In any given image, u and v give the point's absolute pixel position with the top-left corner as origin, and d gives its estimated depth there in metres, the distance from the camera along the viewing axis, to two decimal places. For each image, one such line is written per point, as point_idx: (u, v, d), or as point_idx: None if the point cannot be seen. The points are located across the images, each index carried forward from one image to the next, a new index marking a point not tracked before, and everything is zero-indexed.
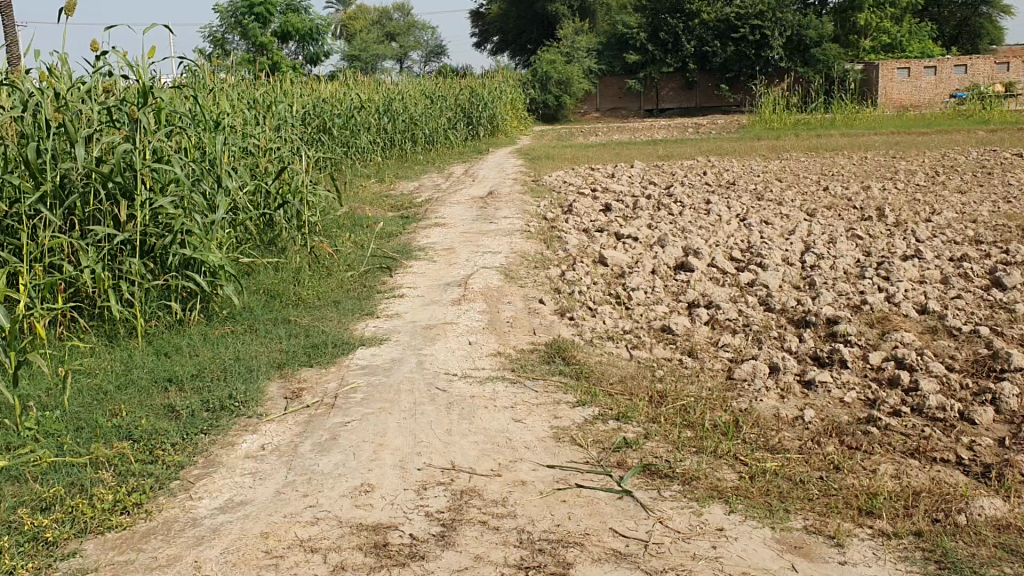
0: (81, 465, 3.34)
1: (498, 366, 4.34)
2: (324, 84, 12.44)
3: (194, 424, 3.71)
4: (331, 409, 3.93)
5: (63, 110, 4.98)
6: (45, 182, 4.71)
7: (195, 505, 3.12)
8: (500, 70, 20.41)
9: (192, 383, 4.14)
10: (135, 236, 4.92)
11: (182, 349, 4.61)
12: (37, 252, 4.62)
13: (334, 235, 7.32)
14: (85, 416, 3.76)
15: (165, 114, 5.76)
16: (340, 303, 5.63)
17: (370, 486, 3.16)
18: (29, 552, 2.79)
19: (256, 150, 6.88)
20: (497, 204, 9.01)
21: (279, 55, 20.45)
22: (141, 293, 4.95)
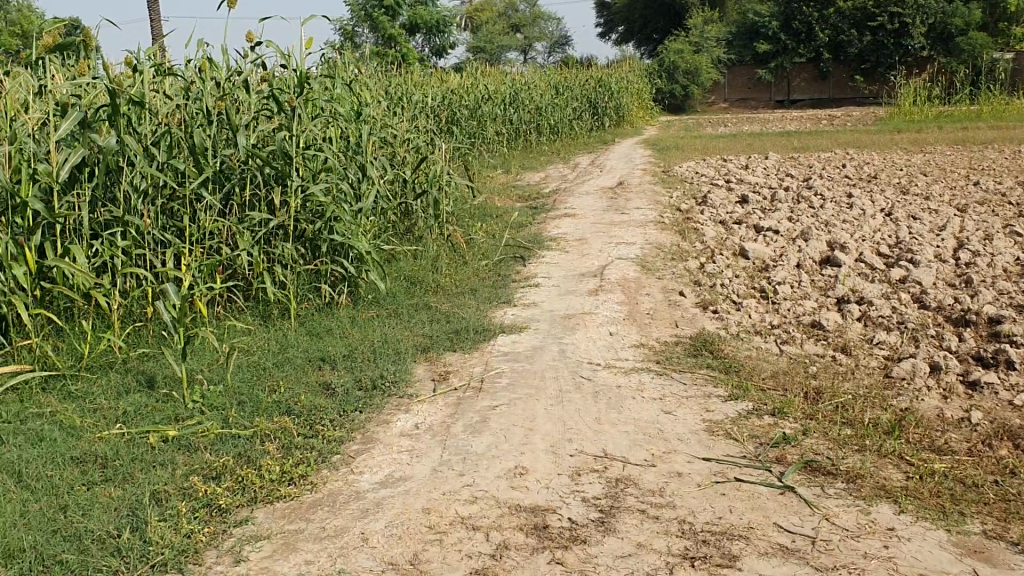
0: (247, 436, 3.49)
1: (644, 357, 4.33)
2: (455, 75, 12.62)
3: (350, 401, 3.84)
4: (479, 393, 4.00)
5: (223, 98, 5.15)
6: (206, 167, 4.87)
7: (357, 479, 3.23)
8: (625, 60, 20.29)
9: (344, 362, 4.27)
10: (289, 221, 5.09)
11: (333, 331, 4.76)
12: (200, 234, 4.80)
13: (467, 224, 7.42)
14: (247, 390, 3.92)
15: (315, 104, 5.93)
16: (478, 291, 5.71)
17: (526, 468, 3.20)
18: (204, 517, 2.94)
19: (395, 139, 7.03)
20: (628, 195, 8.96)
21: (407, 48, 20.80)
22: (293, 276, 5.12)
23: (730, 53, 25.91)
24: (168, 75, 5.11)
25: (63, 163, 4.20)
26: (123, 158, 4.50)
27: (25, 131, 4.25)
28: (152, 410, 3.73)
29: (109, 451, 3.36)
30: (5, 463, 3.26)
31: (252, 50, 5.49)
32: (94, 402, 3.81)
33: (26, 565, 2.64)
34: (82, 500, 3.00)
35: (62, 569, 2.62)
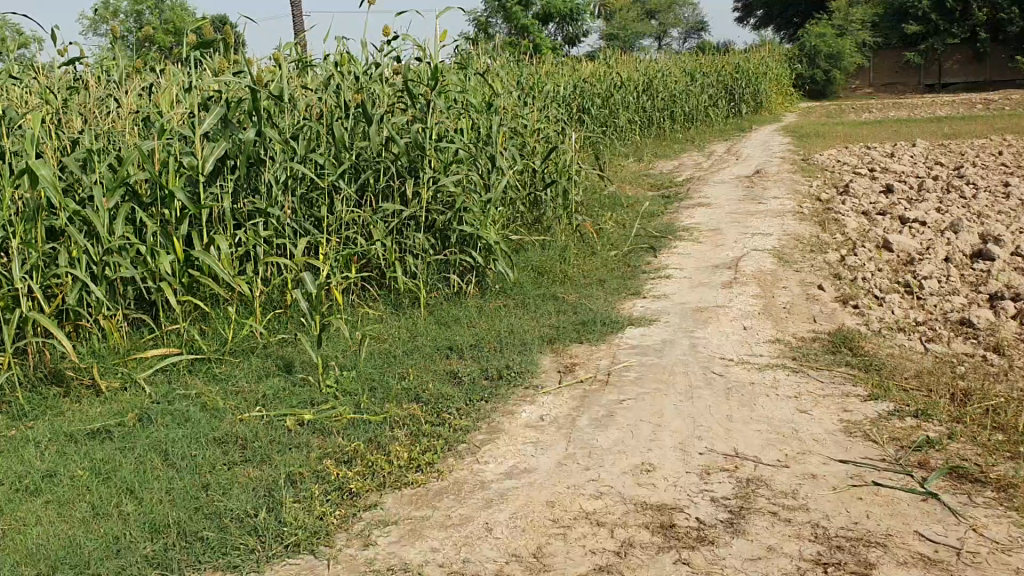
0: (377, 422, 3.57)
1: (777, 353, 4.19)
2: (588, 64, 12.56)
3: (477, 391, 3.87)
4: (606, 386, 3.96)
5: (360, 91, 5.26)
6: (343, 159, 5.00)
7: (483, 468, 3.25)
8: (764, 45, 19.73)
9: (471, 352, 4.31)
10: (420, 212, 5.16)
11: (461, 320, 4.81)
12: (336, 224, 4.92)
13: (597, 214, 7.37)
14: (377, 376, 4.00)
15: (447, 95, 5.99)
16: (607, 282, 5.66)
17: (652, 465, 3.15)
18: (336, 500, 3.02)
19: (526, 128, 7.04)
20: (765, 184, 8.71)
21: (540, 37, 20.84)
22: (424, 266, 5.20)
23: (877, 35, 24.81)
24: (307, 69, 5.26)
25: (209, 157, 4.40)
26: (264, 151, 4.66)
27: (174, 126, 4.46)
28: (289, 394, 3.86)
29: (248, 432, 3.49)
30: (154, 442, 3.44)
31: (388, 44, 5.60)
32: (235, 385, 3.97)
33: (169, 540, 2.77)
34: (222, 480, 3.13)
35: (202, 546, 2.75)
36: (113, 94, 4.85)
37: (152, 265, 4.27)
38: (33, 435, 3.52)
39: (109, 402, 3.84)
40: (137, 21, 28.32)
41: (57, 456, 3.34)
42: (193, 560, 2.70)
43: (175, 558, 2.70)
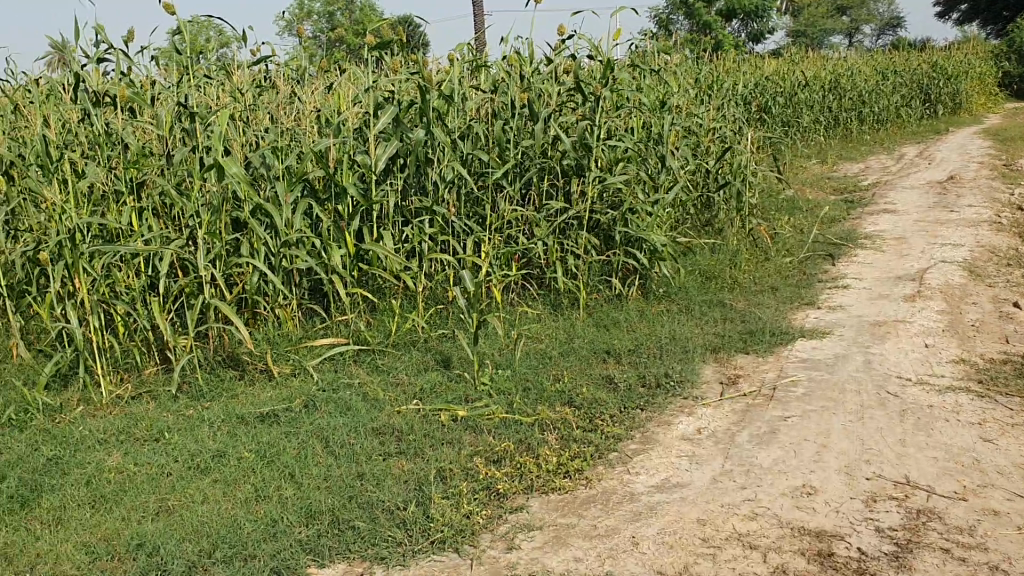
0: (529, 424, 3.55)
1: (962, 375, 3.88)
2: (770, 63, 12.12)
3: (632, 398, 3.78)
4: (769, 401, 3.78)
5: (529, 90, 5.26)
6: (510, 158, 5.01)
7: (633, 479, 3.17)
8: (967, 43, 18.47)
9: (630, 357, 4.22)
10: (585, 212, 5.11)
11: (621, 323, 4.72)
12: (499, 222, 4.94)
13: (773, 218, 7.08)
14: (532, 377, 3.98)
15: (618, 94, 5.89)
16: (779, 290, 5.42)
17: (813, 488, 2.97)
18: (483, 499, 3.02)
19: (700, 129, 6.85)
20: (960, 190, 8.12)
21: (724, 34, 20.32)
22: (586, 267, 5.15)
23: None
24: (478, 68, 5.30)
25: (381, 155, 4.51)
26: (433, 150, 4.74)
27: (349, 125, 4.61)
28: (446, 390, 3.89)
29: (404, 425, 3.55)
30: (316, 429, 3.55)
31: (561, 43, 5.57)
32: (395, 377, 4.04)
33: (322, 527, 2.85)
34: (376, 470, 3.20)
35: (352, 536, 2.81)
36: (295, 93, 5.06)
37: (323, 257, 4.42)
38: (208, 415, 3.70)
39: (279, 387, 3.98)
40: (331, 23, 29.74)
41: (227, 437, 3.50)
42: (343, 548, 2.77)
43: (326, 545, 2.77)
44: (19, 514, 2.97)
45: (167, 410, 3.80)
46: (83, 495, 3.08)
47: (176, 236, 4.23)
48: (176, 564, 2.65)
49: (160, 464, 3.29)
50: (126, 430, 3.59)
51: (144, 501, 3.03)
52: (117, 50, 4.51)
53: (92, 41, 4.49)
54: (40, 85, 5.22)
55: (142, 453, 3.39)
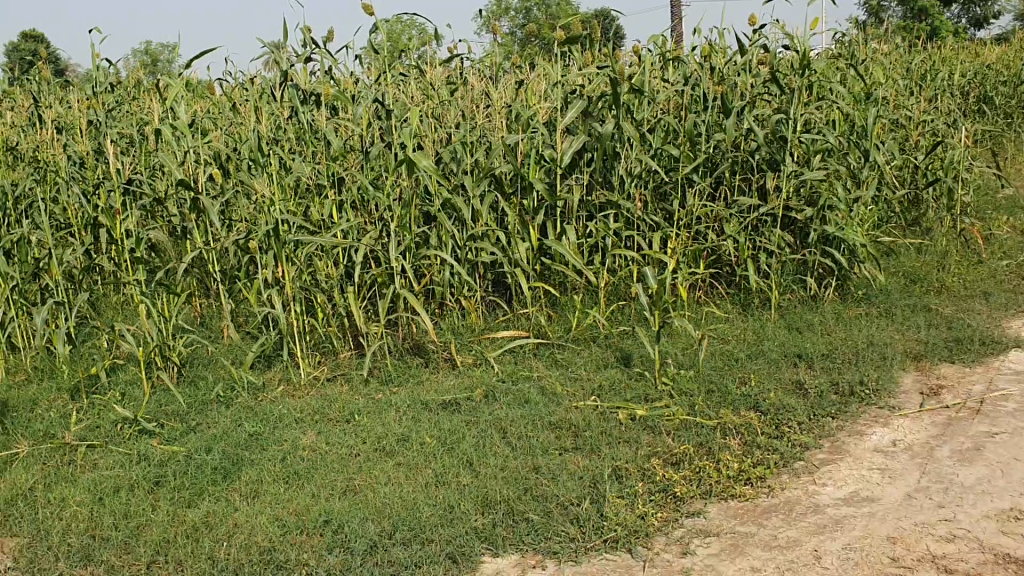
0: (711, 427, 3.45)
1: None
2: (992, 49, 11.22)
3: (823, 406, 3.61)
4: (975, 416, 3.51)
5: (722, 82, 5.11)
6: (699, 153, 4.89)
7: (819, 491, 3.02)
8: None
9: (822, 362, 4.02)
10: (778, 208, 4.92)
11: (814, 326, 4.51)
12: (688, 218, 4.83)
13: (989, 217, 6.56)
14: (717, 379, 3.86)
15: (817, 85, 5.62)
16: (993, 295, 5.01)
17: (1022, 513, 2.74)
18: (659, 502, 2.97)
19: (909, 121, 6.44)
20: None
21: (942, 20, 19.00)
22: (778, 266, 4.95)
23: None
24: (669, 61, 5.20)
25: (568, 150, 4.52)
26: (620, 144, 4.70)
27: (538, 120, 4.65)
28: (626, 387, 3.84)
29: (583, 421, 3.54)
30: (496, 419, 3.60)
31: (756, 33, 5.37)
32: (576, 371, 4.03)
33: (498, 516, 2.89)
34: (552, 464, 3.21)
35: (526, 528, 2.83)
36: (487, 89, 5.16)
37: (509, 251, 4.47)
38: (395, 400, 3.82)
39: (462, 375, 4.05)
40: (528, 19, 30.17)
41: (412, 422, 3.61)
42: (517, 539, 2.80)
43: (501, 535, 2.81)
44: (221, 485, 3.19)
45: (358, 393, 3.96)
46: (278, 470, 3.26)
47: (371, 227, 4.40)
48: (360, 541, 2.76)
49: (348, 445, 3.44)
50: (320, 411, 3.78)
51: (332, 479, 3.18)
52: (321, 50, 4.74)
53: (300, 42, 4.76)
54: (255, 84, 5.57)
55: (333, 433, 3.55)
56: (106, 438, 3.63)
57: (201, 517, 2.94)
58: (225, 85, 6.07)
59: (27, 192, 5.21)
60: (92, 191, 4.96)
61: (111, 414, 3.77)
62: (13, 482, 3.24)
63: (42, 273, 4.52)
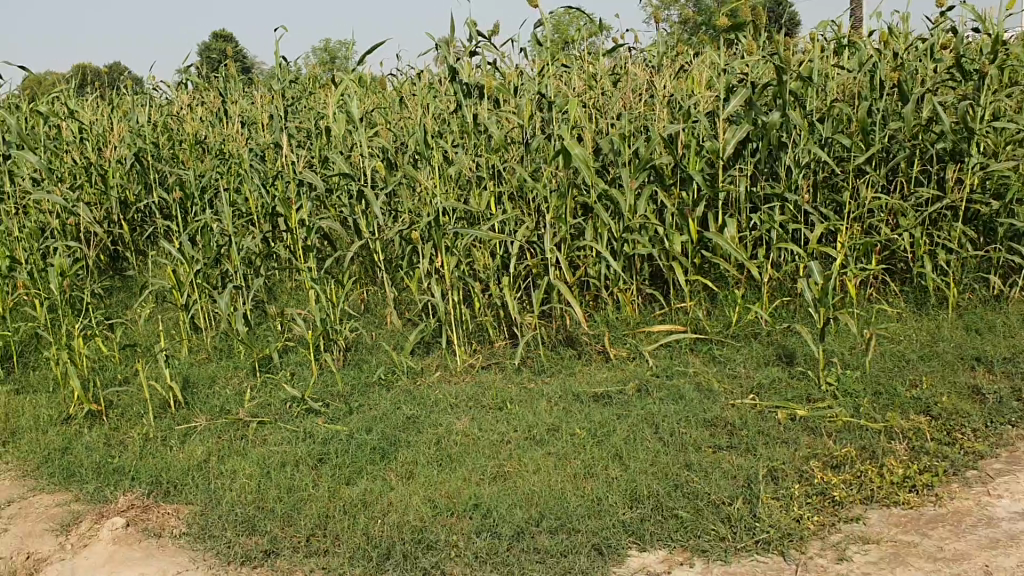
0: (876, 430, 3.29)
1: None
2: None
3: (1002, 413, 3.37)
4: None
5: (901, 68, 4.84)
6: (873, 142, 4.65)
7: (993, 502, 2.84)
8: None
9: (1003, 366, 3.75)
10: (960, 202, 4.62)
11: (996, 327, 4.21)
12: (858, 211, 4.61)
13: None
14: (885, 380, 3.67)
15: (1009, 69, 5.23)
16: None
17: None
18: (816, 505, 2.86)
19: None
20: None
21: None
22: (958, 262, 4.65)
23: None
24: (844, 47, 4.96)
25: (730, 140, 4.39)
26: (787, 135, 4.53)
27: (700, 111, 4.55)
28: (786, 387, 3.70)
29: (739, 419, 3.45)
30: (648, 413, 3.55)
31: (942, 15, 5.05)
32: (734, 368, 3.91)
33: (646, 511, 2.86)
34: (704, 462, 3.14)
35: (675, 524, 2.79)
36: (650, 79, 5.09)
37: (667, 243, 4.40)
38: (548, 390, 3.84)
39: (616, 368, 4.03)
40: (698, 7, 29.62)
41: (564, 413, 3.62)
42: (664, 535, 2.76)
43: (649, 530, 2.78)
44: (380, 464, 3.30)
45: (512, 381, 4.01)
46: (432, 454, 3.35)
47: (529, 218, 4.44)
48: (507, 527, 2.79)
49: (500, 432, 3.49)
50: (475, 397, 3.84)
51: (484, 465, 3.23)
52: (486, 43, 4.82)
53: (466, 36, 4.85)
54: (423, 78, 5.72)
55: (486, 420, 3.61)
56: (276, 415, 3.83)
57: (357, 495, 3.06)
58: (394, 80, 6.26)
59: (212, 182, 5.56)
60: (270, 182, 5.24)
61: (281, 393, 3.98)
62: (191, 454, 3.48)
63: (223, 258, 4.82)
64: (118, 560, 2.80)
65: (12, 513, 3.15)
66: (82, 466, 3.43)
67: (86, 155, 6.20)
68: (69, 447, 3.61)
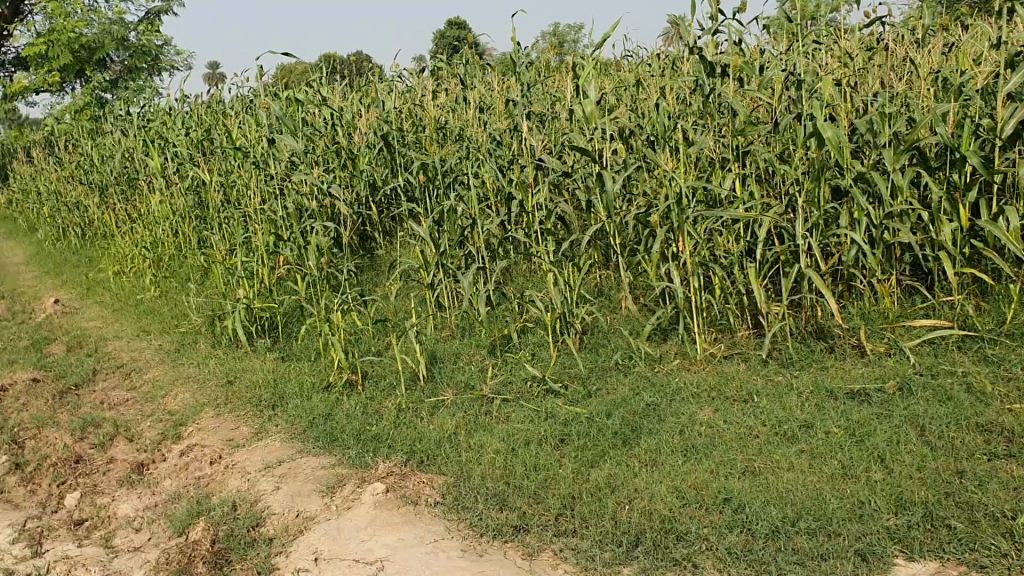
0: None
1: None
2: None
3: None
4: None
5: None
6: None
7: None
8: None
9: None
10: None
11: None
12: None
13: None
14: None
15: None
16: None
17: None
18: None
19: None
20: None
21: None
22: None
23: None
24: None
25: (1008, 118, 3.99)
26: None
27: (971, 87, 4.16)
28: None
29: (1018, 425, 3.12)
30: (912, 414, 3.30)
31: None
32: (1010, 369, 3.56)
33: (915, 518, 2.66)
34: (980, 470, 2.88)
35: (947, 535, 2.58)
36: (911, 54, 4.72)
37: (931, 231, 4.06)
38: (797, 384, 3.66)
39: (873, 364, 3.77)
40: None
41: (817, 409, 3.44)
42: (937, 546, 2.55)
43: (918, 539, 2.58)
44: (623, 450, 3.27)
45: (756, 373, 3.85)
46: (678, 443, 3.27)
47: (777, 203, 4.24)
48: (761, 524, 2.68)
49: (748, 425, 3.36)
50: (718, 387, 3.72)
51: (732, 458, 3.12)
52: (729, 21, 4.62)
53: (708, 15, 4.67)
54: (661, 59, 5.61)
55: (732, 411, 3.49)
56: (518, 394, 3.89)
57: (603, 478, 3.04)
58: (630, 62, 6.19)
59: (453, 166, 5.73)
60: (507, 165, 5.33)
61: (524, 372, 4.04)
62: (441, 427, 3.60)
63: (466, 240, 4.96)
64: (378, 523, 2.92)
65: (282, 473, 3.39)
66: (344, 432, 3.62)
67: (338, 140, 6.57)
68: (330, 414, 3.83)
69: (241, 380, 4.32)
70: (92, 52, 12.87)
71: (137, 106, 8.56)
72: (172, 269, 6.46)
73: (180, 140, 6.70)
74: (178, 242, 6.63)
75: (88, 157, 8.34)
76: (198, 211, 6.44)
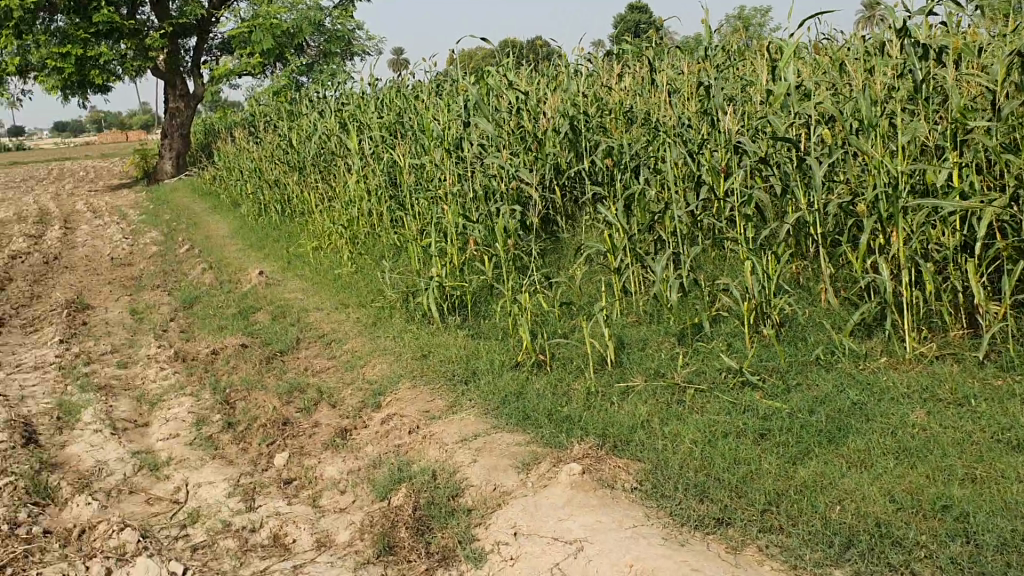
0: None
1: None
2: None
3: None
4: None
5: None
6: None
7: None
8: None
9: None
10: None
11: None
12: None
13: None
14: None
15: None
16: None
17: None
18: None
19: None
20: None
21: None
22: None
23: None
24: None
25: None
26: None
27: None
28: None
29: None
30: None
31: None
32: None
33: None
34: None
35: None
36: None
37: None
38: (1020, 388, 3.41)
39: None
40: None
41: None
42: None
43: None
44: (828, 448, 3.14)
45: (972, 375, 3.61)
46: (889, 444, 3.11)
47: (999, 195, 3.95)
48: (988, 536, 2.50)
49: (966, 430, 3.16)
50: (931, 389, 3.51)
51: (951, 464, 2.94)
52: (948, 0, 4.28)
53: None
54: (864, 41, 5.34)
55: (946, 415, 3.29)
56: (712, 384, 3.81)
57: (808, 476, 2.93)
58: (828, 45, 5.93)
59: (642, 150, 5.67)
60: (697, 150, 5.22)
61: (718, 362, 3.95)
62: (634, 412, 3.57)
63: (656, 226, 4.89)
64: (576, 505, 2.93)
65: (478, 447, 3.45)
66: (536, 412, 3.66)
67: (525, 124, 6.63)
68: (522, 393, 3.87)
69: (434, 355, 4.43)
70: (291, 36, 13.53)
71: (332, 89, 8.94)
72: (365, 247, 6.72)
73: (374, 122, 6.94)
74: (371, 220, 6.89)
75: (287, 138, 8.79)
76: (391, 190, 6.66)
